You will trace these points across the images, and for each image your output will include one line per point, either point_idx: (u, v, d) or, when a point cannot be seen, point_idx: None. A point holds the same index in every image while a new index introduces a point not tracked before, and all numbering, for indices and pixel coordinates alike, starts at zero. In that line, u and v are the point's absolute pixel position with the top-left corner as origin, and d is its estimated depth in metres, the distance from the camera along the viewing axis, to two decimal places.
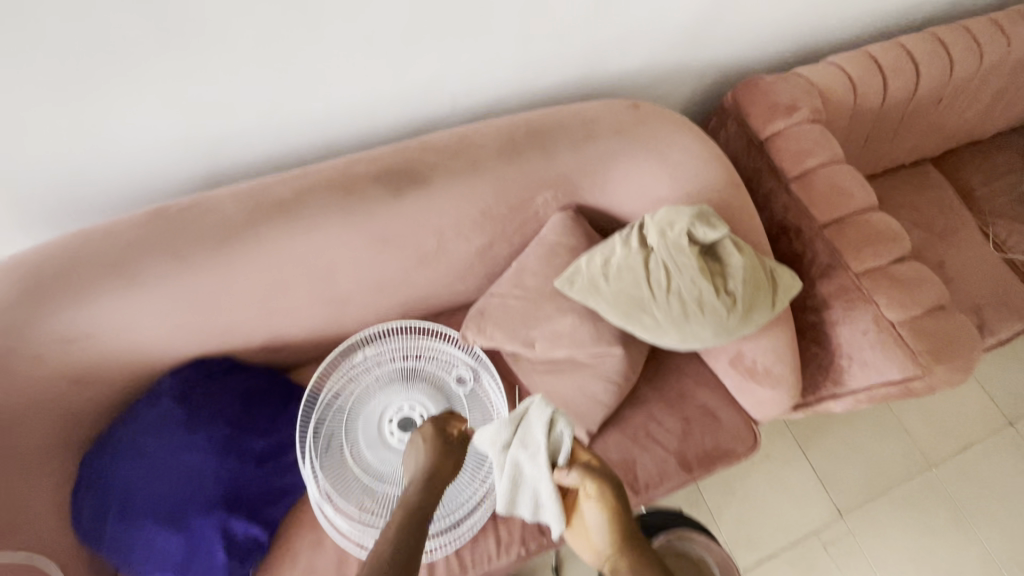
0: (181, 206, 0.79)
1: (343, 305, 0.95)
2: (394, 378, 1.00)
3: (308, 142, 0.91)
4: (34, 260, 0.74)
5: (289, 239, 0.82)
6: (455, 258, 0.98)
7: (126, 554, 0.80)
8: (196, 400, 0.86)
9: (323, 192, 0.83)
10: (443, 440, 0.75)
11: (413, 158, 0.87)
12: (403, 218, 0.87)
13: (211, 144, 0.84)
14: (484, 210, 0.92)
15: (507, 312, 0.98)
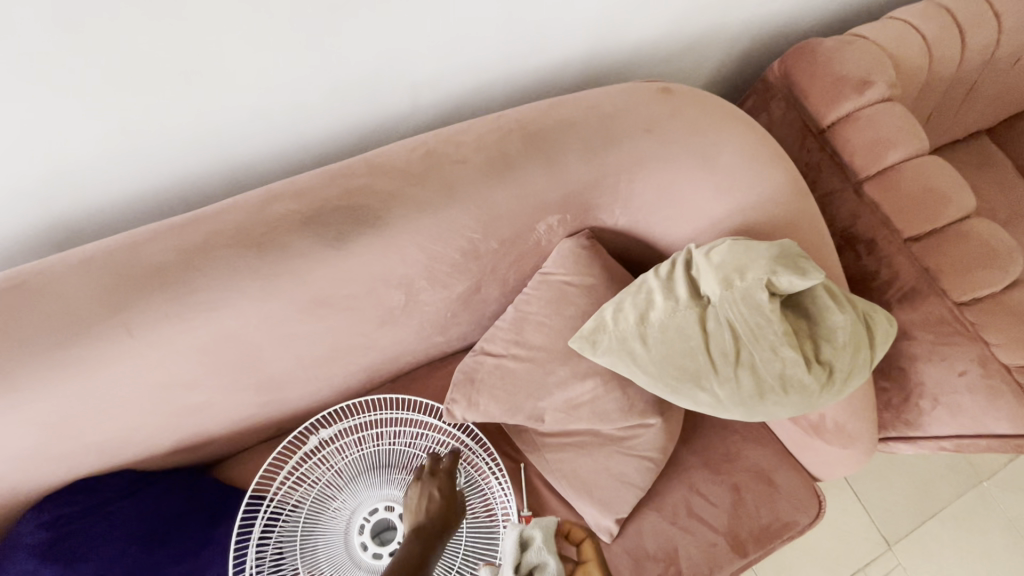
0: (8, 284, 0.53)
1: (281, 387, 0.70)
2: (361, 467, 0.76)
3: (205, 166, 0.63)
4: None
5: (181, 320, 0.55)
6: (431, 311, 0.73)
7: None
8: (75, 544, 0.60)
9: (227, 246, 0.56)
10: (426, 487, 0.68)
11: (361, 185, 0.60)
12: (351, 273, 0.61)
13: (53, 182, 0.56)
14: (466, 248, 0.66)
15: (507, 377, 0.74)
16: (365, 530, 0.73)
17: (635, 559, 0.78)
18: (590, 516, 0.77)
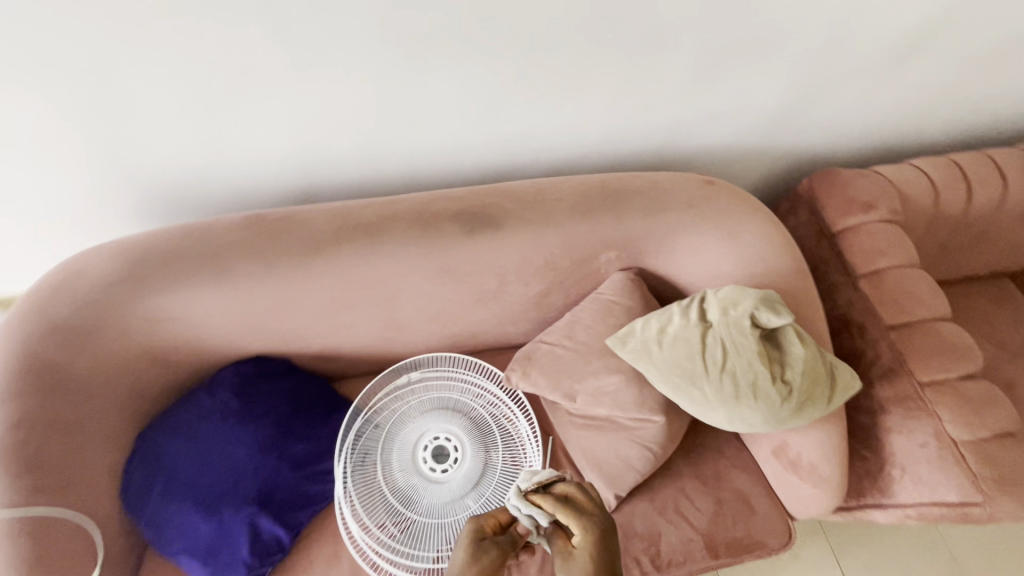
0: (278, 216, 0.87)
1: (400, 330, 1.00)
2: (436, 406, 1.03)
3: (394, 174, 0.97)
4: (144, 245, 0.82)
5: (365, 261, 0.87)
6: (512, 302, 1.01)
7: (162, 529, 0.84)
8: (251, 393, 0.91)
9: (403, 222, 0.89)
10: (474, 542, 0.69)
11: (492, 203, 0.92)
12: (472, 257, 0.91)
13: (313, 163, 0.91)
14: (547, 261, 0.95)
15: (556, 362, 0.99)
16: (428, 450, 0.99)
17: (625, 534, 0.97)
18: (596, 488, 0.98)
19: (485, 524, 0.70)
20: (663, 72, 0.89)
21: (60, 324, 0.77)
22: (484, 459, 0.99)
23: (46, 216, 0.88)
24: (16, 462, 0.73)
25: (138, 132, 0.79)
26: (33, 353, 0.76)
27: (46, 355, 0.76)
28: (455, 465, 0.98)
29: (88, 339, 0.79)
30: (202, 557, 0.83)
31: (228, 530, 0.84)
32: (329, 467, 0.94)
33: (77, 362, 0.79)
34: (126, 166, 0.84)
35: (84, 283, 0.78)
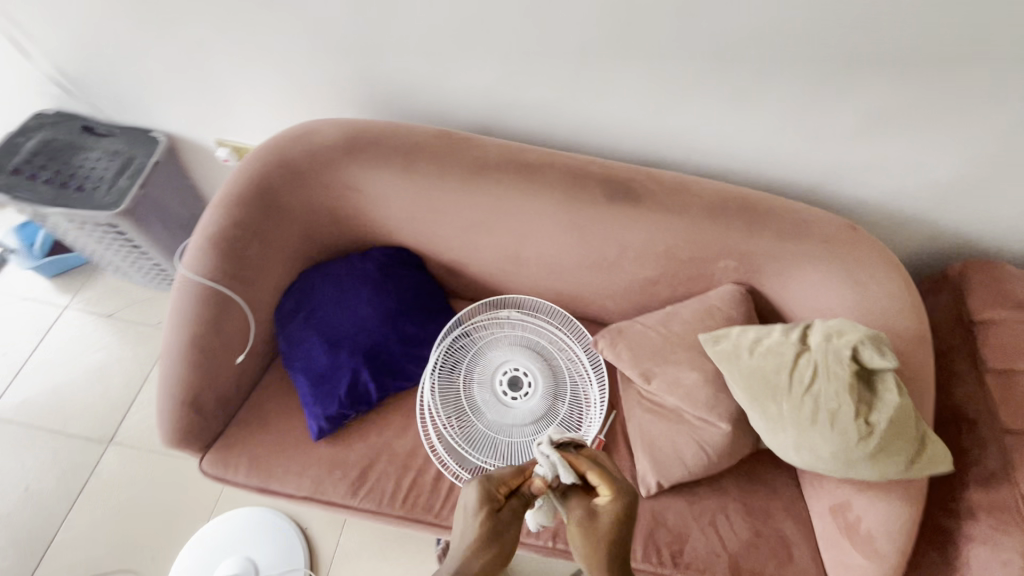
0: (463, 137, 1.03)
1: (518, 267, 1.13)
2: (524, 343, 1.12)
3: (561, 134, 1.10)
4: (359, 126, 1.01)
5: (516, 194, 1.01)
6: (623, 277, 1.09)
7: (293, 347, 1.05)
8: (390, 272, 1.09)
9: (558, 174, 1.01)
10: (490, 512, 0.72)
11: (638, 182, 1.01)
12: (604, 222, 1.02)
13: (502, 106, 1.06)
14: (668, 249, 1.03)
15: (645, 342, 1.06)
16: (506, 376, 1.09)
17: (655, 522, 1.00)
18: (641, 469, 1.02)
19: (497, 491, 0.74)
20: (843, 109, 0.93)
21: (287, 164, 0.99)
22: (551, 403, 1.07)
23: (296, 88, 1.12)
24: (228, 250, 0.97)
25: (386, 43, 0.99)
26: (263, 179, 0.99)
27: (271, 184, 0.99)
28: (526, 397, 1.07)
29: (300, 182, 1.01)
30: (312, 380, 1.02)
31: (339, 367, 1.02)
32: (424, 356, 1.08)
33: (287, 197, 1.01)
34: (365, 66, 1.04)
35: (311, 140, 1.00)
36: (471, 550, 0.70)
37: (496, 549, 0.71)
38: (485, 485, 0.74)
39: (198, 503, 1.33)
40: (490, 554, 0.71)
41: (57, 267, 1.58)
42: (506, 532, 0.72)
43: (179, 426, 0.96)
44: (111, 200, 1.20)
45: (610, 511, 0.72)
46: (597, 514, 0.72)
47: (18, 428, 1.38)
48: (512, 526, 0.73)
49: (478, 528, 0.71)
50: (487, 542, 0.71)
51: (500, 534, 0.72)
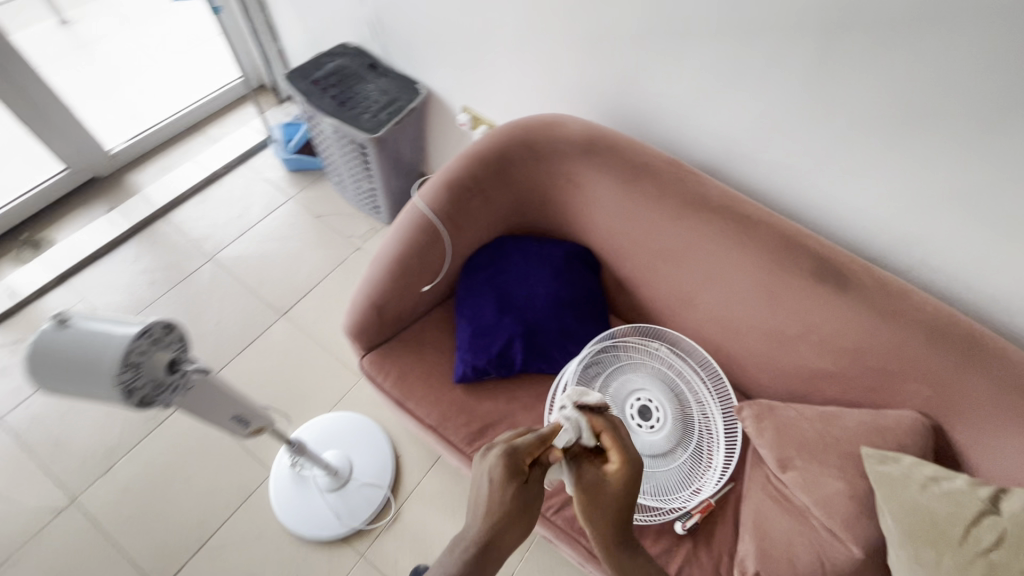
0: (691, 169, 1.06)
1: (689, 307, 1.13)
2: (664, 380, 1.14)
3: (783, 199, 1.09)
4: (601, 129, 1.10)
5: (722, 239, 1.03)
6: (794, 357, 1.05)
7: (468, 297, 1.17)
8: (573, 266, 1.16)
9: (773, 234, 1.01)
10: (520, 481, 0.71)
11: (854, 271, 0.97)
12: (800, 296, 1.00)
13: (736, 155, 1.08)
14: (858, 347, 0.97)
15: (793, 430, 1.00)
16: (637, 403, 1.11)
17: None
18: (743, 553, 0.96)
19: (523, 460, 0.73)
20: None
21: (530, 142, 1.11)
22: (672, 446, 1.07)
23: (553, 83, 1.25)
24: (456, 196, 1.11)
25: (653, 67, 1.06)
26: (507, 148, 1.11)
27: (511, 154, 1.12)
28: (650, 430, 1.09)
29: (533, 160, 1.12)
30: (473, 330, 1.12)
31: (499, 329, 1.11)
32: (571, 351, 1.13)
33: (517, 170, 1.13)
34: (625, 82, 1.13)
35: (557, 128, 1.10)
36: (494, 517, 0.68)
37: (526, 516, 0.70)
38: (506, 455, 0.72)
39: (326, 394, 1.51)
40: (515, 518, 0.69)
41: (298, 165, 1.90)
42: (529, 503, 0.71)
43: (360, 322, 1.11)
44: (370, 126, 1.43)
45: (619, 476, 0.75)
46: (601, 486, 0.76)
47: (227, 276, 1.69)
48: (536, 496, 0.73)
49: (500, 496, 0.69)
50: (507, 511, 0.69)
51: (524, 505, 0.70)
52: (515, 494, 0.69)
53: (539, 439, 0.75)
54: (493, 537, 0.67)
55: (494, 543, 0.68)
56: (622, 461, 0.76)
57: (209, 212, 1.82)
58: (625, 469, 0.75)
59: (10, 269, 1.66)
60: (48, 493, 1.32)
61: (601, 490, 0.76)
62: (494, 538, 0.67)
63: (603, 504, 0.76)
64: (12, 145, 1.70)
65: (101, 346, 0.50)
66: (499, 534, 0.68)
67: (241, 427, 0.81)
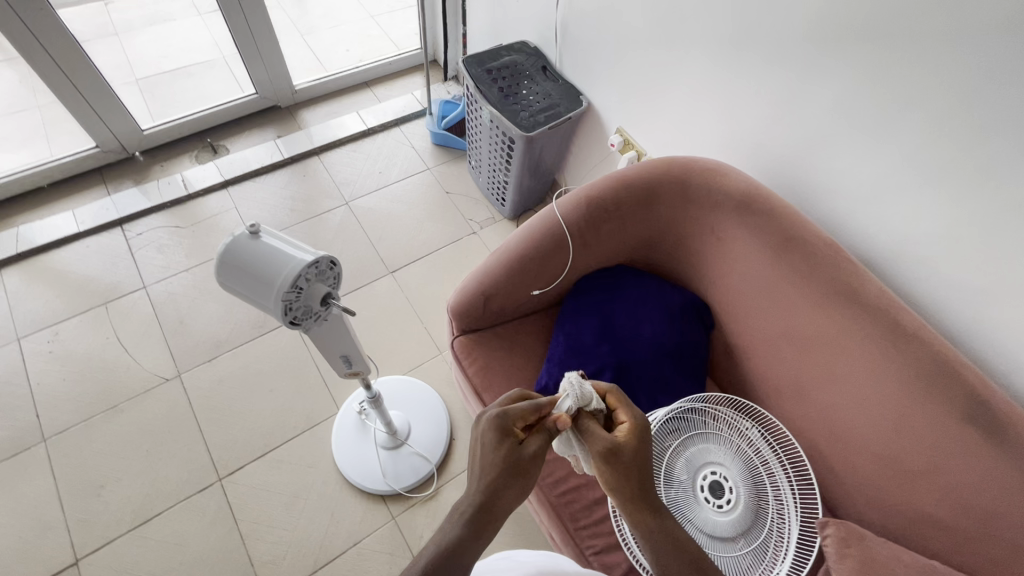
0: (851, 257, 0.98)
1: (798, 397, 1.05)
2: (746, 463, 1.04)
3: (948, 320, 0.97)
4: (763, 189, 1.04)
5: (864, 340, 0.94)
6: (905, 491, 0.94)
7: (572, 314, 1.16)
8: (686, 317, 1.12)
9: (928, 353, 0.90)
10: (509, 446, 0.75)
11: (1016, 424, 0.84)
12: (936, 429, 0.89)
13: (905, 256, 0.98)
14: (991, 509, 0.85)
15: (882, 570, 0.88)
16: (710, 476, 1.05)
17: None
18: None
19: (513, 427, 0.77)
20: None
21: (684, 182, 1.08)
22: (734, 534, 1.00)
23: (720, 129, 1.21)
24: (593, 213, 1.11)
25: (838, 140, 1.00)
26: (659, 181, 1.10)
27: (661, 188, 1.10)
28: (716, 510, 1.02)
29: (681, 201, 1.09)
30: (567, 348, 1.12)
31: (593, 355, 1.09)
32: (659, 400, 1.09)
33: (663, 205, 1.11)
34: (800, 148, 1.07)
35: (717, 175, 1.06)
36: (493, 472, 0.74)
37: (517, 477, 0.74)
38: (493, 423, 0.77)
39: (406, 358, 1.58)
40: (512, 475, 0.74)
41: (444, 141, 2.01)
42: (525, 463, 0.75)
43: (465, 304, 1.14)
44: (526, 125, 1.47)
45: (630, 437, 0.78)
46: (620, 450, 0.77)
47: (354, 222, 1.82)
48: (532, 458, 0.76)
49: (498, 452, 0.75)
50: (501, 464, 0.74)
51: (518, 466, 0.75)
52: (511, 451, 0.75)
53: (534, 406, 0.79)
54: (492, 491, 0.73)
55: (491, 501, 0.73)
56: (630, 420, 0.80)
57: (356, 161, 1.97)
58: (633, 429, 0.79)
59: (189, 163, 1.92)
60: (162, 361, 1.51)
61: (622, 450, 0.77)
62: (494, 490, 0.73)
63: (625, 465, 0.77)
64: (223, 62, 1.95)
65: (282, 264, 0.55)
66: (495, 490, 0.73)
67: (344, 366, 0.87)
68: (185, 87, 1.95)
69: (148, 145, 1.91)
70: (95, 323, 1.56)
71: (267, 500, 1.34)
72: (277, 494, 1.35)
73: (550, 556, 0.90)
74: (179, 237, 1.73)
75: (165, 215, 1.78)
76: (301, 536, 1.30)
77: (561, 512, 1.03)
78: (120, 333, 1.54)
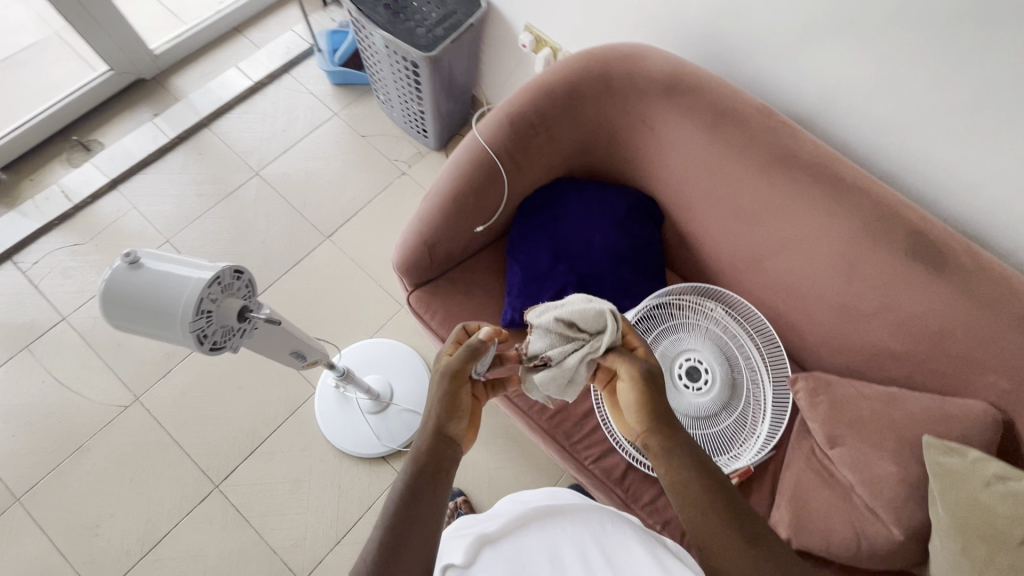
0: (785, 122, 0.95)
1: (754, 269, 1.07)
2: (717, 342, 1.09)
3: (884, 162, 0.97)
4: (688, 66, 0.98)
5: (807, 202, 0.94)
6: (864, 333, 1.00)
7: (522, 241, 1.11)
8: (635, 218, 1.10)
9: (867, 203, 0.91)
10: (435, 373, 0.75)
11: (952, 250, 0.88)
12: (883, 272, 0.92)
13: (837, 109, 0.96)
14: (938, 331, 0.91)
15: (847, 408, 0.98)
16: (686, 362, 1.08)
17: None
18: (776, 515, 0.99)
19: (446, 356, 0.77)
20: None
21: (606, 76, 1.00)
22: (716, 411, 1.05)
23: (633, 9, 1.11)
24: (519, 131, 1.02)
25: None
26: (579, 82, 1.01)
27: (583, 88, 1.01)
28: (697, 391, 1.06)
29: (606, 98, 1.01)
30: (525, 277, 1.09)
31: (551, 277, 1.07)
32: (626, 305, 1.09)
33: (588, 106, 1.03)
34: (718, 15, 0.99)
35: (639, 62, 0.98)
36: (433, 400, 0.72)
37: (441, 405, 0.72)
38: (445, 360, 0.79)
39: (368, 320, 1.53)
40: (443, 397, 0.72)
41: (343, 79, 1.80)
42: (446, 397, 0.72)
43: (410, 258, 1.08)
44: (425, 44, 1.32)
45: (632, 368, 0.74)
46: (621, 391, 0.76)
47: (272, 192, 1.67)
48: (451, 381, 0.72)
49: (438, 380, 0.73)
50: (437, 388, 0.73)
51: (443, 400, 0.72)
52: (441, 372, 0.72)
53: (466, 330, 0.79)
54: (437, 418, 0.72)
55: (442, 443, 0.71)
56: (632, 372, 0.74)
57: (252, 124, 1.76)
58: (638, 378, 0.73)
59: (62, 169, 1.68)
60: (114, 390, 1.42)
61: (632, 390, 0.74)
62: (437, 418, 0.72)
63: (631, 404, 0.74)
64: (56, 39, 1.64)
65: (177, 292, 0.49)
66: (439, 416, 0.72)
67: (298, 361, 0.82)
68: (21, 80, 1.65)
69: (6, 159, 1.65)
70: (24, 369, 1.43)
71: (270, 492, 1.34)
72: (279, 483, 1.35)
73: (552, 493, 0.85)
74: (83, 255, 1.56)
75: (58, 233, 1.58)
76: (315, 514, 1.32)
77: (554, 434, 1.06)
78: (55, 373, 1.43)
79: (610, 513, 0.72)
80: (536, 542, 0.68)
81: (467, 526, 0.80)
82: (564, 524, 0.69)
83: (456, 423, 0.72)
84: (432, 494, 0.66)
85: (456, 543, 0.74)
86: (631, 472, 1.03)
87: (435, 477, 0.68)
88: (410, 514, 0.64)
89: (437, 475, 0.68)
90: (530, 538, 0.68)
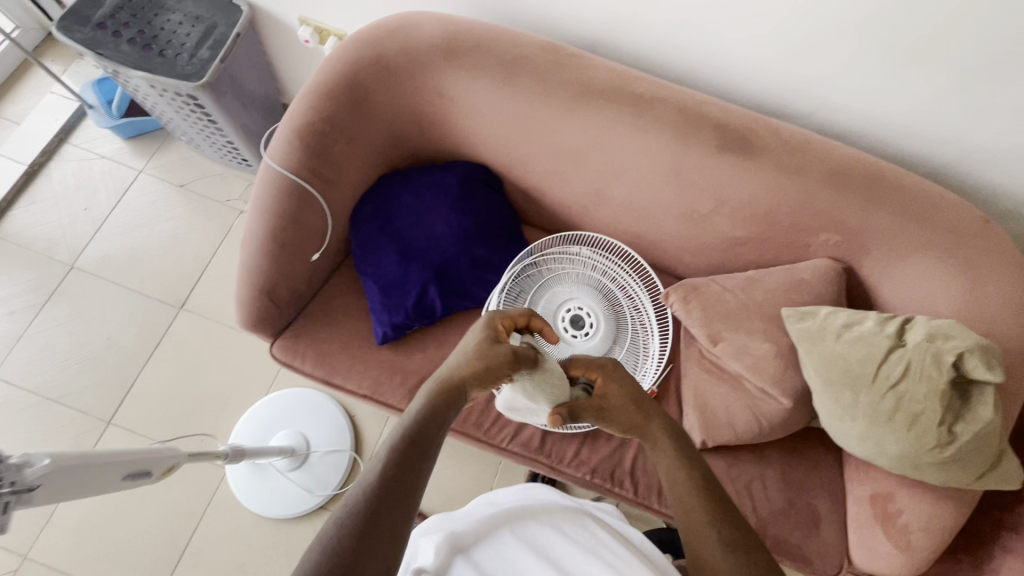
0: (573, 53, 0.93)
1: (600, 203, 1.06)
2: (592, 282, 1.10)
3: (679, 62, 0.98)
4: (461, 24, 0.92)
5: (619, 127, 0.93)
6: (711, 231, 1.03)
7: (364, 252, 1.04)
8: (469, 190, 1.04)
9: (671, 111, 0.92)
10: (489, 339, 0.75)
11: (755, 133, 0.92)
12: (707, 172, 0.94)
13: (618, 24, 0.96)
14: (769, 210, 0.95)
15: (717, 305, 1.02)
16: (569, 312, 1.10)
17: None
18: (687, 424, 1.03)
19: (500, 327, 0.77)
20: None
21: (382, 59, 0.91)
22: (609, 347, 1.07)
23: None
24: (313, 144, 0.93)
25: None
26: (356, 73, 0.92)
27: (363, 79, 0.92)
28: (585, 336, 1.08)
29: (391, 82, 0.93)
30: (382, 288, 1.03)
31: (408, 279, 1.02)
32: (492, 279, 1.06)
33: (377, 96, 0.94)
34: None
35: (410, 34, 0.91)
36: (473, 360, 0.72)
37: (481, 371, 0.72)
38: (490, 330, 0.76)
39: (257, 377, 1.42)
40: (490, 364, 0.72)
41: (133, 130, 1.58)
42: (494, 364, 0.73)
43: (254, 312, 0.99)
44: (192, 72, 1.16)
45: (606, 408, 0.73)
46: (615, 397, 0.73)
47: (100, 280, 1.47)
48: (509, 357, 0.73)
49: (492, 349, 0.73)
50: (485, 354, 0.73)
51: (489, 362, 0.72)
52: (507, 348, 0.74)
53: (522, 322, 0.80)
54: (467, 377, 0.71)
55: (466, 390, 0.72)
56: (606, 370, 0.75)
57: (46, 213, 1.53)
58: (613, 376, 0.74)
59: None
60: None
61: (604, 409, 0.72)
62: (468, 374, 0.71)
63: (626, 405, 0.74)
64: None
65: None
66: (470, 375, 0.71)
67: (145, 477, 0.75)
68: None
69: None
70: None
71: None
72: None
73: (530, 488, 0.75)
74: None
75: None
76: None
77: (466, 430, 1.03)
78: None
79: (585, 518, 0.66)
80: (507, 556, 0.60)
81: (432, 522, 0.70)
82: (538, 535, 0.62)
83: (480, 389, 0.74)
84: (417, 468, 0.62)
85: (409, 555, 0.65)
86: (550, 437, 1.03)
87: (421, 453, 0.63)
88: (387, 494, 0.58)
89: (421, 454, 0.63)
90: (504, 554, 0.60)
